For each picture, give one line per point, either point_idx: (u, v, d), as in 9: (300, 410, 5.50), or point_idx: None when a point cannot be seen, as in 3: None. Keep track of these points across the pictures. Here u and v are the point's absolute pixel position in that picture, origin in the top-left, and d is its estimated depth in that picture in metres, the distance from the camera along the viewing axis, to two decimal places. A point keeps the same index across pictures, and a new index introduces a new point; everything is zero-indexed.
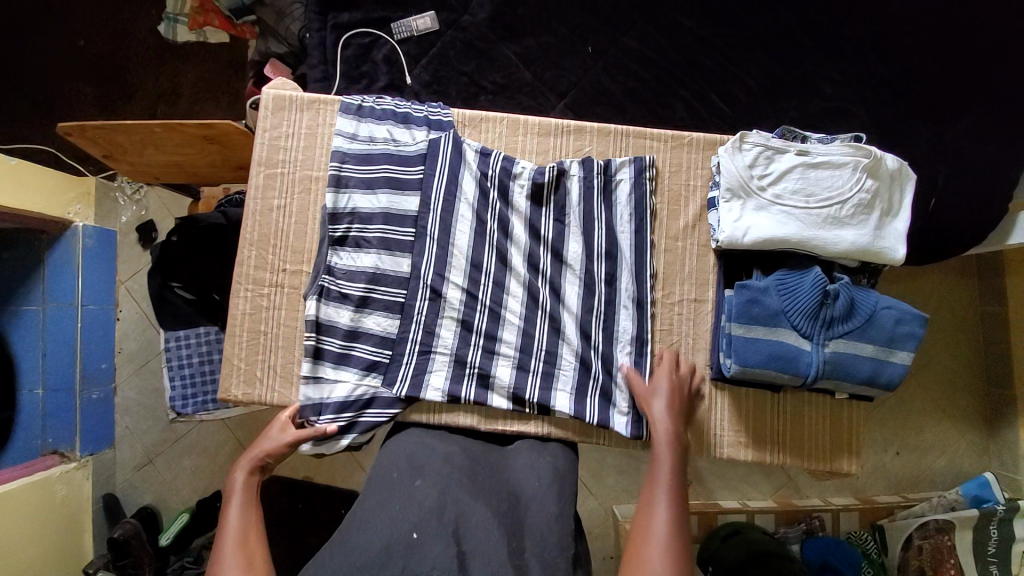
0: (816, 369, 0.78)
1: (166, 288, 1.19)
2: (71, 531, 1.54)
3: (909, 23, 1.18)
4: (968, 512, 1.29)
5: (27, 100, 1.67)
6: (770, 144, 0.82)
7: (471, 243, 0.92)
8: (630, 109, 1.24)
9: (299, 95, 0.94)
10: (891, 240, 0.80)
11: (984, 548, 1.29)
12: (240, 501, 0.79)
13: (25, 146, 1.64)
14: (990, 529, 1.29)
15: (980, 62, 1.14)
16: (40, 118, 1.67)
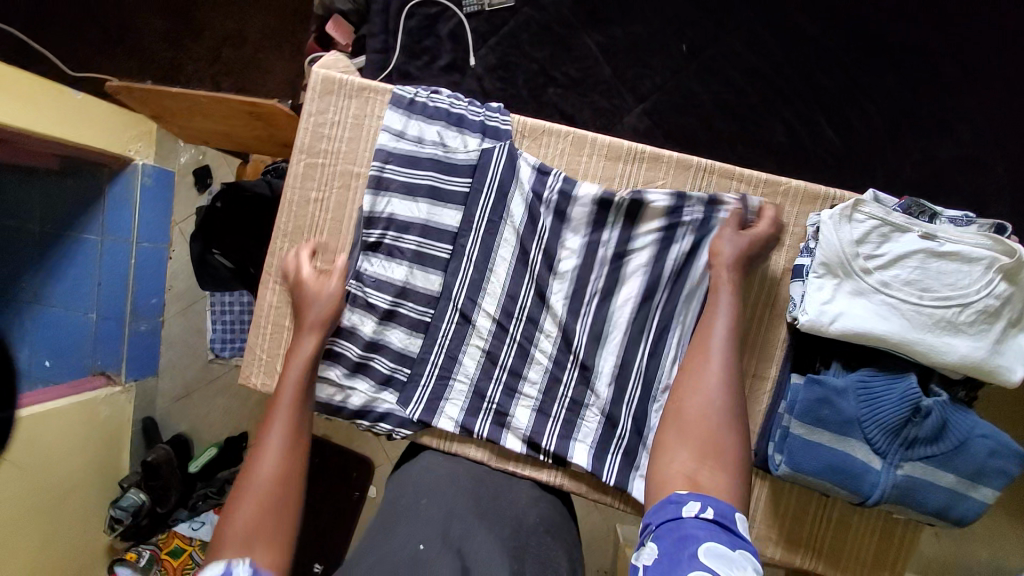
0: (879, 492, 0.68)
1: (208, 252, 1.16)
2: (112, 448, 1.61)
3: None
4: None
5: (100, 27, 1.64)
6: (888, 219, 0.67)
7: (510, 273, 0.85)
8: (720, 124, 1.07)
9: (350, 79, 0.87)
10: (1011, 358, 0.66)
11: None
12: (291, 394, 0.75)
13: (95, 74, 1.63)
14: None
15: None
16: (108, 45, 1.65)
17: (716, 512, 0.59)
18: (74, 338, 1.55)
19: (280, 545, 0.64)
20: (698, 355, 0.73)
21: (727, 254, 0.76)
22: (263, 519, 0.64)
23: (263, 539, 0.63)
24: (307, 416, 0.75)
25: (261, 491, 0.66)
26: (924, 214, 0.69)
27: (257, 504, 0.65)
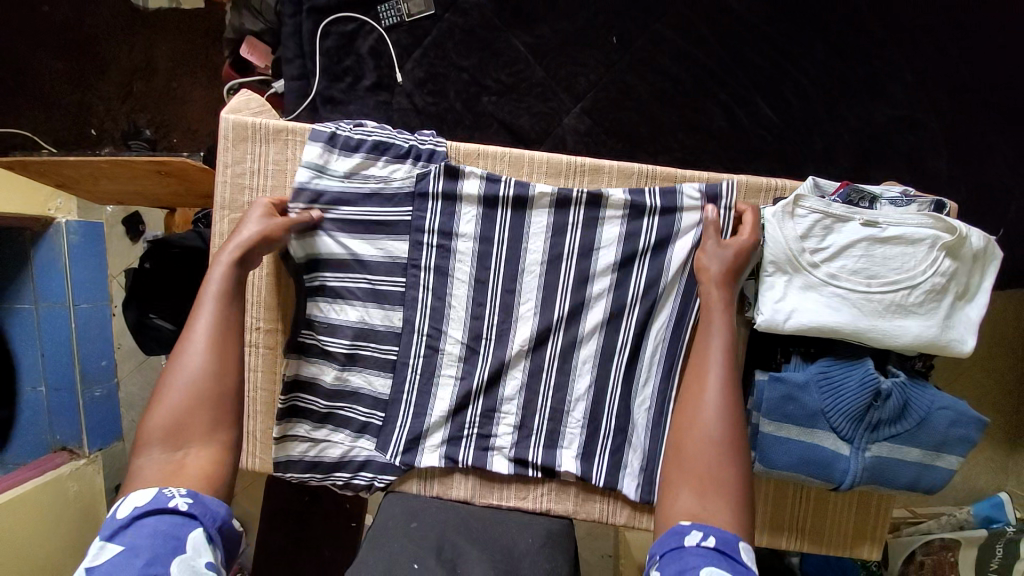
0: (852, 477, 0.69)
1: (144, 319, 1.08)
2: (89, 525, 1.52)
3: (1000, 18, 0.98)
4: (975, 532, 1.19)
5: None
6: (830, 210, 0.67)
7: (470, 294, 0.81)
8: (659, 114, 1.04)
9: (264, 123, 0.80)
10: (961, 330, 0.67)
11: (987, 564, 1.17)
12: (214, 295, 0.67)
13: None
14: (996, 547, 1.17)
15: None
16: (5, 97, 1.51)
17: (719, 540, 0.56)
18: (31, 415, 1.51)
19: (215, 452, 0.63)
20: (693, 381, 0.69)
21: (714, 269, 0.72)
22: (187, 432, 0.62)
23: (192, 447, 0.61)
24: (238, 318, 0.68)
25: (186, 404, 0.63)
26: (865, 199, 0.69)
27: (182, 414, 0.62)
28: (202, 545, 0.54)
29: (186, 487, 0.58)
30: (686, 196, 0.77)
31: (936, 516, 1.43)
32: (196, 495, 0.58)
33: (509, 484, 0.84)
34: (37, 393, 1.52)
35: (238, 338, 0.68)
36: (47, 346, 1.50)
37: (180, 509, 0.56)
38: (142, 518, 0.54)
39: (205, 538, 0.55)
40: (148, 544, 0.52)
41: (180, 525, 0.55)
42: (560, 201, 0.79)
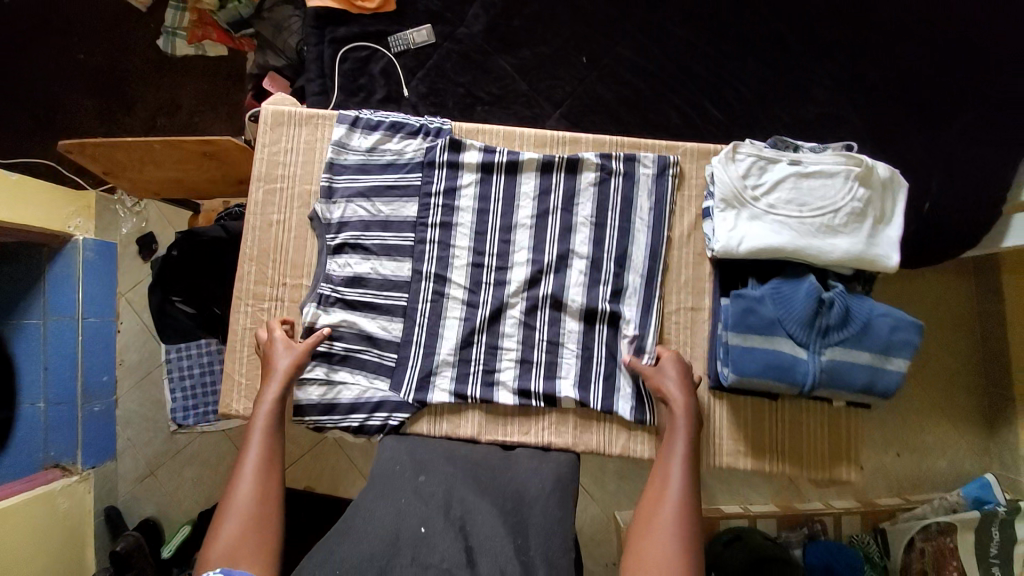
0: (812, 378, 0.78)
1: (166, 302, 1.18)
2: (72, 547, 1.43)
3: (896, 33, 1.18)
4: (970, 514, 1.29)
5: (24, 112, 1.63)
6: (763, 153, 0.83)
7: (471, 243, 0.93)
8: (624, 118, 1.23)
9: (297, 110, 0.95)
10: (885, 247, 0.81)
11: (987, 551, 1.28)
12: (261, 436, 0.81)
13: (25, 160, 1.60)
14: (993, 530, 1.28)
15: (963, 68, 1.14)
16: (39, 132, 1.64)
17: None
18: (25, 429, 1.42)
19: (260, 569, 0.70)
20: (655, 486, 0.79)
21: (670, 390, 0.85)
22: (240, 553, 0.71)
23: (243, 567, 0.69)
24: (275, 454, 0.81)
25: (238, 530, 0.72)
26: (790, 147, 0.85)
27: (236, 539, 0.71)
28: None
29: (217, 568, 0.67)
30: (648, 158, 0.94)
31: (929, 501, 1.47)
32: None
33: (511, 420, 0.91)
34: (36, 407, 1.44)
35: (278, 469, 0.79)
36: (53, 359, 1.44)
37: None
38: None
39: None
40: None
41: None
42: (545, 165, 0.94)
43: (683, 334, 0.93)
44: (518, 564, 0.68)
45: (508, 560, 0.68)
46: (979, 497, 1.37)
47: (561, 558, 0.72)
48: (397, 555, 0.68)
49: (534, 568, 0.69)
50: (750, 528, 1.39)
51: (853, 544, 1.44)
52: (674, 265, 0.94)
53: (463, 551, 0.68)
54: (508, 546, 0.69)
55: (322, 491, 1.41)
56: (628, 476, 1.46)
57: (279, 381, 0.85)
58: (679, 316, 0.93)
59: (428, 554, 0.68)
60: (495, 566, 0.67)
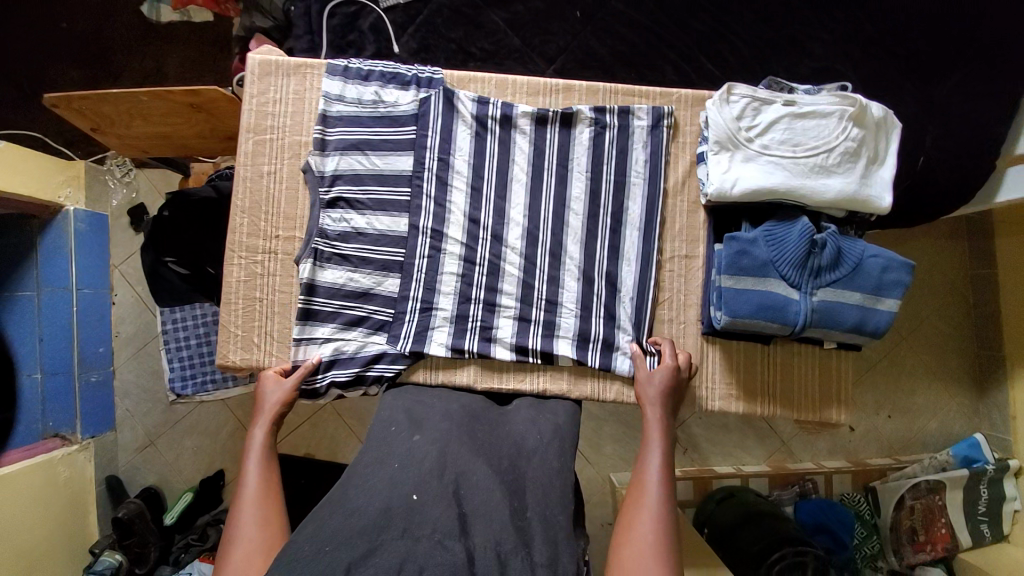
0: (803, 317, 0.79)
1: (160, 262, 1.16)
2: (76, 513, 1.39)
3: None
4: (959, 473, 1.36)
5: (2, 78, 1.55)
6: (757, 95, 0.84)
7: (467, 200, 0.92)
8: (619, 74, 1.14)
9: (285, 60, 0.94)
10: (878, 188, 0.82)
11: (975, 509, 1.37)
12: (258, 461, 0.77)
13: (11, 132, 1.53)
14: (981, 489, 1.38)
15: (959, 28, 1.05)
16: (20, 97, 1.56)
17: None
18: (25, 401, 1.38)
19: None
20: (634, 499, 0.72)
21: (653, 393, 0.84)
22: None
23: None
24: (275, 480, 0.76)
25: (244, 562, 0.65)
26: (784, 88, 0.86)
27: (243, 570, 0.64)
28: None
29: None
30: (644, 107, 0.93)
31: (919, 460, 1.48)
32: None
33: (506, 369, 0.92)
34: (33, 379, 1.38)
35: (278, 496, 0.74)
36: (47, 332, 1.38)
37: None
38: None
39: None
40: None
41: None
42: (540, 117, 0.93)
43: (678, 282, 0.94)
44: (515, 531, 0.59)
45: (504, 527, 0.59)
46: (970, 456, 1.41)
47: (559, 514, 0.65)
48: (387, 527, 0.57)
49: (532, 532, 0.61)
50: (741, 487, 1.41)
51: (844, 502, 1.44)
52: (668, 213, 0.94)
53: (457, 518, 0.58)
54: (505, 511, 0.61)
55: (322, 455, 1.42)
56: (624, 437, 1.48)
57: (271, 413, 0.83)
58: (674, 264, 0.94)
59: (419, 523, 0.58)
60: (491, 535, 0.58)
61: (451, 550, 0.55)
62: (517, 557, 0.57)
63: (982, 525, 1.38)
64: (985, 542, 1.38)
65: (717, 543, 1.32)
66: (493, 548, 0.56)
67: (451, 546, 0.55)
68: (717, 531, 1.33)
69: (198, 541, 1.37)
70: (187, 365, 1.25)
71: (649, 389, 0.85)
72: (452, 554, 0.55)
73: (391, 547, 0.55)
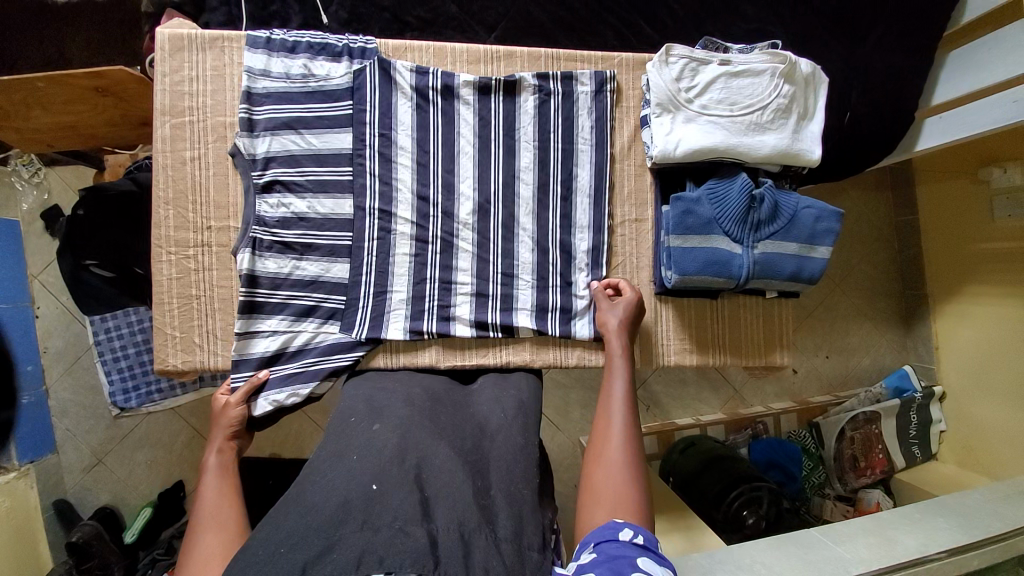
0: (746, 270, 0.84)
1: (80, 267, 1.06)
2: (26, 543, 1.26)
3: None
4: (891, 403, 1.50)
5: None
6: (694, 55, 0.85)
7: (414, 176, 0.90)
8: (562, 41, 1.11)
9: (199, 32, 0.86)
10: (808, 142, 0.87)
11: (907, 433, 1.53)
12: (214, 476, 0.74)
13: None
14: (912, 416, 1.53)
15: None
16: None
17: (646, 537, 0.60)
18: None
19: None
20: (601, 424, 0.75)
21: (614, 323, 0.87)
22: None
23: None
24: (234, 490, 0.73)
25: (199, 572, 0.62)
26: (720, 48, 0.88)
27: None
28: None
29: None
30: (587, 73, 0.93)
31: (856, 394, 1.62)
32: None
33: (467, 344, 0.91)
34: None
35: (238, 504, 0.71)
36: None
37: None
38: None
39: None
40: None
41: None
42: (482, 87, 0.91)
43: (629, 246, 0.96)
44: (478, 510, 0.61)
45: (467, 506, 0.60)
46: (899, 387, 1.55)
47: (523, 487, 0.67)
48: (346, 521, 0.56)
49: (496, 509, 0.62)
50: (701, 435, 1.49)
51: (791, 438, 1.56)
52: (617, 179, 0.95)
53: (419, 503, 0.59)
54: (467, 491, 0.62)
55: (290, 453, 1.39)
56: (591, 402, 1.52)
57: (226, 431, 0.80)
58: (625, 228, 0.96)
59: (379, 513, 0.57)
60: (454, 517, 0.58)
61: (414, 536, 0.55)
62: (480, 533, 0.58)
63: (914, 447, 1.53)
64: (916, 461, 1.54)
65: (681, 489, 1.39)
66: (456, 528, 0.57)
67: (413, 531, 0.55)
68: (681, 478, 1.40)
69: (165, 555, 1.29)
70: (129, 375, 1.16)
71: (610, 318, 0.88)
72: (414, 539, 0.55)
73: (351, 540, 0.54)
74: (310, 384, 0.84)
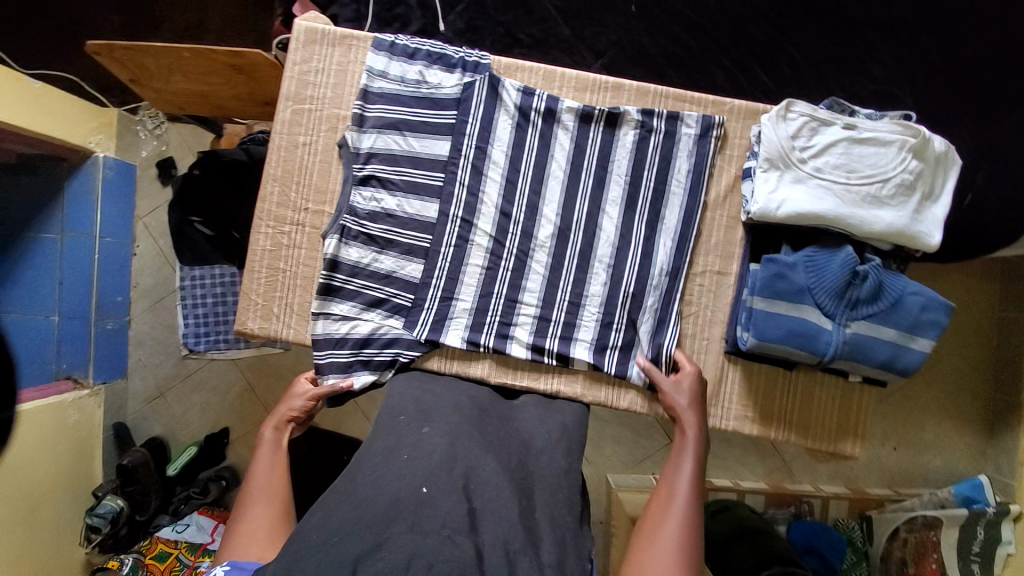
0: (833, 348, 0.78)
1: (185, 221, 1.17)
2: (82, 456, 1.39)
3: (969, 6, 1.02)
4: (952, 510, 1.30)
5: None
6: (816, 114, 0.81)
7: (501, 192, 0.90)
8: (669, 76, 1.09)
9: (332, 29, 0.92)
10: (928, 225, 0.80)
11: (968, 547, 1.27)
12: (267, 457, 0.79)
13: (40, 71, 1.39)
14: (977, 531, 1.27)
15: None
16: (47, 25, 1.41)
17: None
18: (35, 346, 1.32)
19: None
20: (659, 505, 0.75)
21: (683, 406, 0.85)
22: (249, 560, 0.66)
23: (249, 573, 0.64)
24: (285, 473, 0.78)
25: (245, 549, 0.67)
26: (846, 111, 0.83)
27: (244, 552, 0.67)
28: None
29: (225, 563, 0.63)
30: (694, 115, 0.90)
31: (918, 495, 1.47)
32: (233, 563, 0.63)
33: (520, 365, 0.91)
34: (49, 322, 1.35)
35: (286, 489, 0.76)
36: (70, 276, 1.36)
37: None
38: None
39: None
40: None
41: None
42: (584, 115, 0.90)
43: (706, 297, 0.92)
44: (523, 531, 0.60)
45: (513, 526, 0.60)
46: (969, 496, 1.33)
47: (567, 516, 0.67)
48: (396, 521, 0.57)
49: (539, 532, 0.62)
50: (737, 502, 1.41)
51: (837, 527, 1.45)
52: (705, 227, 0.92)
53: (467, 514, 0.59)
54: (513, 510, 0.61)
55: (327, 425, 1.43)
56: (627, 441, 1.48)
57: (285, 415, 0.85)
58: (704, 278, 0.92)
59: (428, 516, 0.58)
60: (500, 534, 0.58)
61: (460, 546, 0.55)
62: (524, 555, 0.58)
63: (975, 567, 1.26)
64: None
65: (708, 555, 1.32)
66: (501, 547, 0.57)
67: (461, 541, 0.55)
68: (710, 544, 1.33)
69: (198, 494, 1.42)
70: (203, 322, 1.24)
71: (681, 400, 0.86)
72: (462, 550, 0.55)
73: (400, 541, 0.55)
74: (368, 374, 0.87)
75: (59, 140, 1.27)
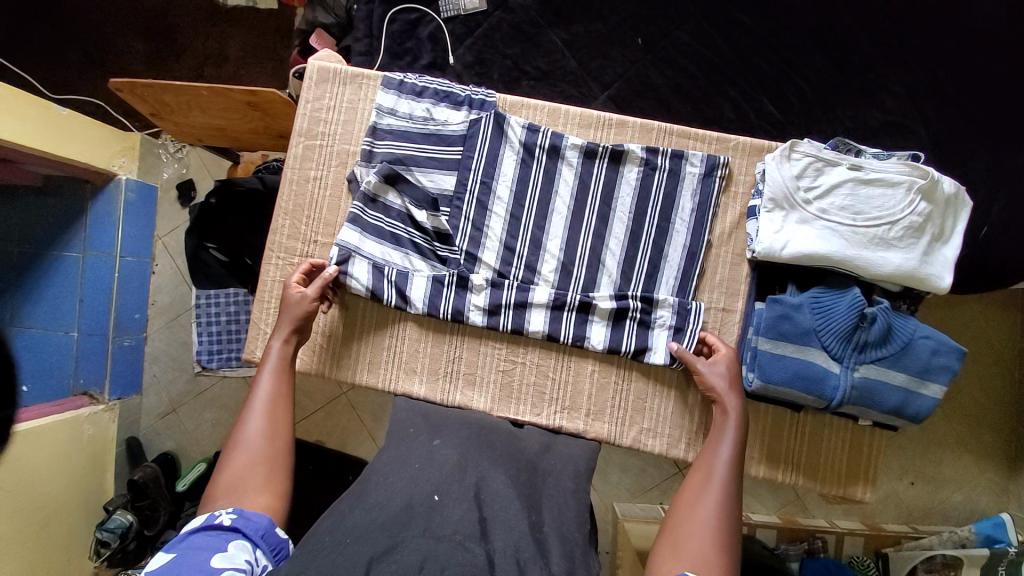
0: (841, 394, 0.77)
1: (201, 247, 1.21)
2: (94, 470, 1.41)
3: (981, 37, 1.01)
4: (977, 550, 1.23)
5: (43, 23, 1.48)
6: (822, 155, 0.81)
7: (505, 226, 0.91)
8: (676, 107, 1.09)
9: (344, 68, 0.95)
10: (938, 268, 0.79)
11: None
12: (261, 409, 0.77)
13: (71, 97, 1.46)
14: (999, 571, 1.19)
15: None
16: (78, 55, 1.48)
17: None
18: (54, 359, 1.36)
19: (266, 499, 0.69)
20: (699, 476, 0.75)
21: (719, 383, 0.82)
22: (247, 483, 0.69)
23: (250, 494, 0.68)
24: (285, 393, 0.80)
25: (246, 465, 0.71)
26: (852, 150, 0.82)
27: (245, 470, 0.70)
28: (241, 548, 0.61)
29: (230, 505, 0.67)
30: (697, 153, 0.90)
31: (939, 533, 1.41)
32: (239, 512, 0.65)
33: (533, 363, 0.92)
34: (69, 337, 1.39)
35: (286, 410, 0.79)
36: (89, 294, 1.40)
37: (224, 523, 0.63)
38: (190, 535, 0.61)
39: (245, 544, 0.62)
40: (191, 552, 0.59)
41: (224, 537, 0.62)
42: (588, 151, 0.91)
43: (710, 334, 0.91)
44: (533, 542, 0.60)
45: (522, 536, 0.60)
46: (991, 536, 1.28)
47: (575, 532, 0.67)
48: (408, 525, 0.58)
49: (548, 545, 0.62)
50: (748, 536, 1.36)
51: (852, 565, 1.38)
52: (710, 263, 0.91)
53: (478, 523, 0.60)
54: (522, 520, 0.62)
55: (332, 442, 1.44)
56: (632, 467, 1.45)
57: (289, 324, 0.85)
58: (709, 314, 0.91)
59: (440, 522, 0.59)
60: (511, 541, 0.59)
61: (473, 552, 0.56)
62: (535, 564, 0.57)
63: None
64: None
65: None
66: (512, 554, 0.57)
67: (472, 547, 0.56)
68: None
69: None
70: (216, 341, 1.27)
71: (717, 381, 0.83)
72: (473, 555, 0.55)
73: (412, 544, 0.56)
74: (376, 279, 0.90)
75: (85, 164, 1.33)
